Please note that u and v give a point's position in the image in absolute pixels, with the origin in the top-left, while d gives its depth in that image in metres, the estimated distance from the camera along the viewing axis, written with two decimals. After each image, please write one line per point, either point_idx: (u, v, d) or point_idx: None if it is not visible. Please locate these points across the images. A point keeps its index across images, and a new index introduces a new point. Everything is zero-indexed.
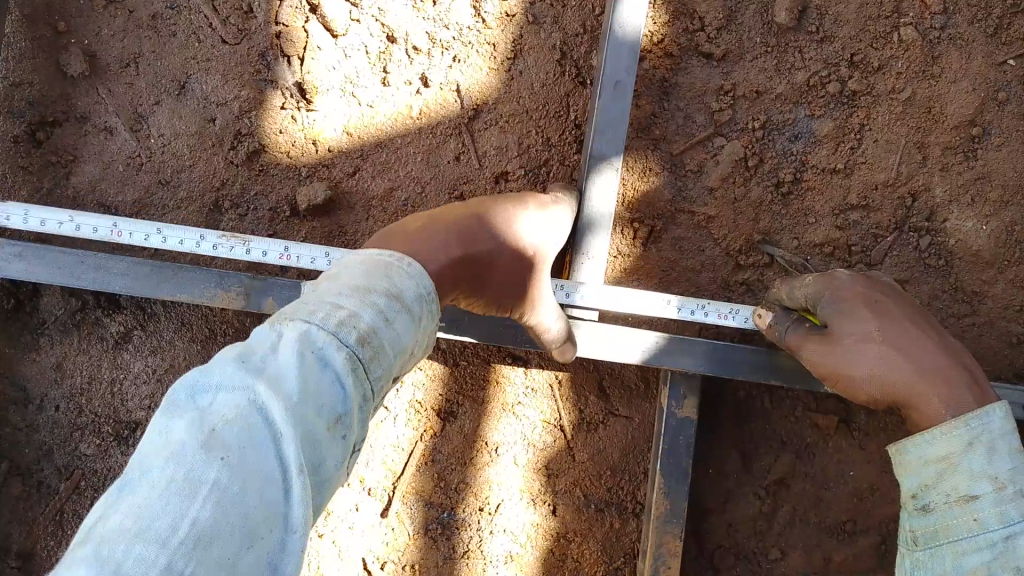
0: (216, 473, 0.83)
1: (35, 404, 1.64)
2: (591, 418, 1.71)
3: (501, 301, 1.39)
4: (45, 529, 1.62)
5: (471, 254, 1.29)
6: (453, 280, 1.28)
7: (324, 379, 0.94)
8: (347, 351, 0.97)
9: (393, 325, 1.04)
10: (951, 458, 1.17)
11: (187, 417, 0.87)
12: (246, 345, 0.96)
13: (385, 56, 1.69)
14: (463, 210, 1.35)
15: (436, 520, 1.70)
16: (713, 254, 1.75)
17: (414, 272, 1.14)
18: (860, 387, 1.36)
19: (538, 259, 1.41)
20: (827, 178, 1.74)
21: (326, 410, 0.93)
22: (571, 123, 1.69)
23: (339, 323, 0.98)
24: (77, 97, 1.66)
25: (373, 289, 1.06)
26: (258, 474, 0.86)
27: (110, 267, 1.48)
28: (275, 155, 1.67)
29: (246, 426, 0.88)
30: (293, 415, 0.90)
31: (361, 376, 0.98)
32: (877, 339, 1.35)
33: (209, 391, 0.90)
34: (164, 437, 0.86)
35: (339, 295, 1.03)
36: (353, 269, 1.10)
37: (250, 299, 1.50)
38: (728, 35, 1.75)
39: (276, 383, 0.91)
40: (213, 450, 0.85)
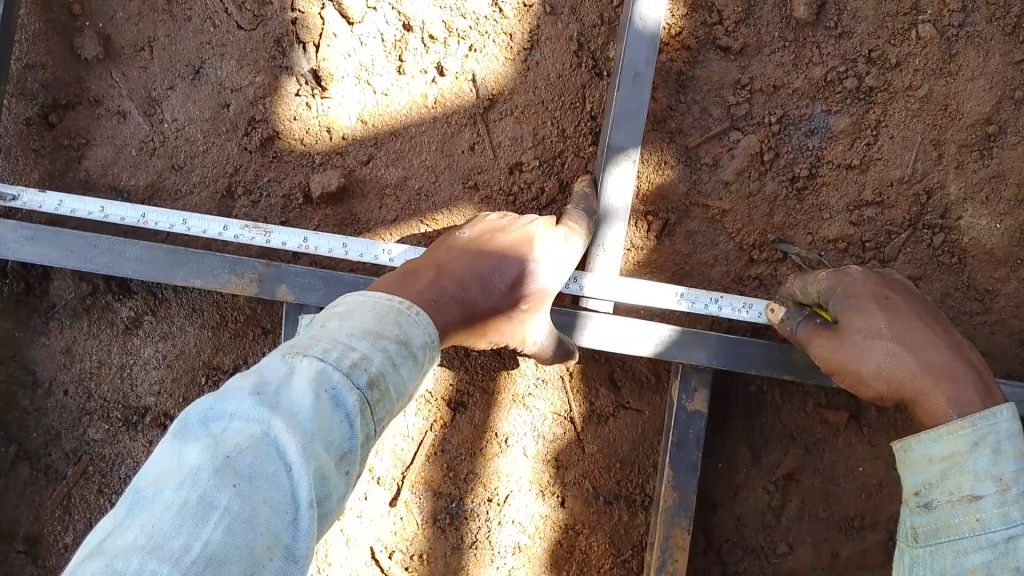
0: (227, 500, 0.87)
1: (44, 388, 1.62)
2: (602, 410, 1.70)
3: (496, 339, 1.41)
4: (53, 514, 1.61)
5: (471, 309, 1.30)
6: (454, 329, 1.29)
7: (335, 418, 0.97)
8: (357, 394, 1.00)
9: (400, 369, 1.07)
10: (956, 457, 1.16)
11: (201, 442, 0.91)
12: (259, 375, 0.99)
13: (400, 44, 1.68)
14: (468, 255, 1.36)
15: (445, 510, 1.70)
16: (727, 248, 1.74)
17: (423, 320, 1.15)
18: (867, 383, 1.35)
19: (538, 298, 1.41)
20: (841, 173, 1.74)
21: (334, 447, 0.97)
22: (587, 115, 1.68)
23: (352, 365, 1.01)
24: (91, 80, 1.65)
25: (384, 334, 1.08)
26: (267, 503, 0.89)
27: (123, 252, 1.48)
28: (289, 142, 1.66)
29: (258, 458, 0.91)
30: (305, 451, 0.93)
31: (366, 417, 1.02)
32: (885, 336, 1.33)
33: (222, 417, 0.94)
34: (180, 459, 0.90)
35: (351, 335, 1.05)
36: (365, 308, 1.13)
37: (262, 286, 1.49)
38: (745, 29, 1.74)
39: (290, 418, 0.94)
40: (226, 477, 0.88)
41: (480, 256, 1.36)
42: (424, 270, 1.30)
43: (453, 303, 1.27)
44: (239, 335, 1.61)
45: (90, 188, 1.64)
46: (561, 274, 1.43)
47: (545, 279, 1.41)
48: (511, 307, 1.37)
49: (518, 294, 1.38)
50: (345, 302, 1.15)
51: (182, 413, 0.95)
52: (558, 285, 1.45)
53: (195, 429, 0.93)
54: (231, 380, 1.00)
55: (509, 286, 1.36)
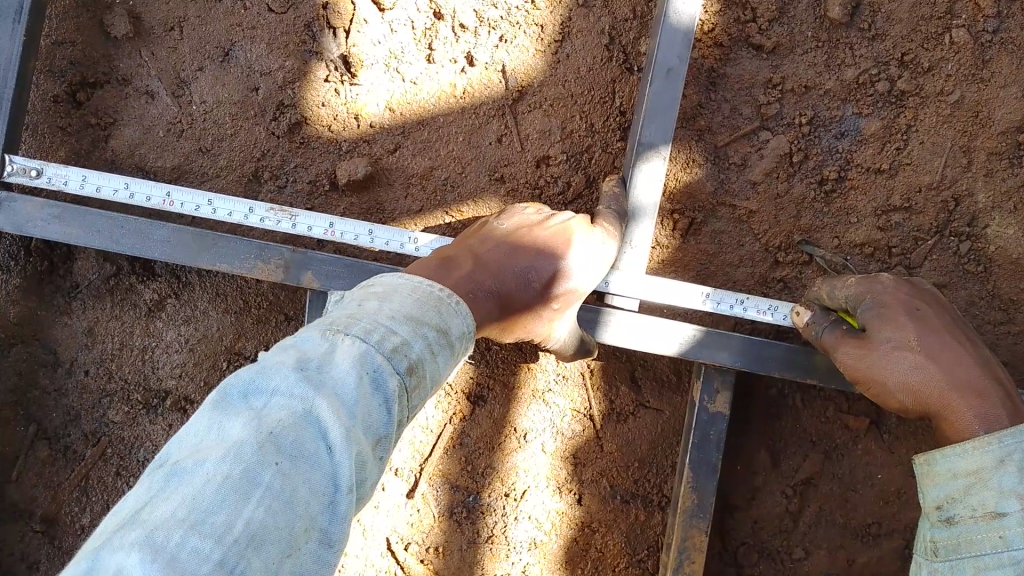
0: (269, 478, 0.88)
1: (64, 369, 1.62)
2: (621, 409, 1.70)
3: (523, 333, 1.40)
4: (69, 495, 1.61)
5: (505, 305, 1.30)
6: (487, 323, 1.28)
7: (374, 403, 0.98)
8: (397, 379, 1.00)
9: (437, 357, 1.07)
10: (981, 472, 1.15)
11: (243, 417, 0.92)
12: (301, 351, 0.99)
13: (431, 32, 1.66)
14: (505, 248, 1.36)
15: (462, 503, 1.70)
16: (753, 249, 1.73)
17: (461, 309, 1.15)
18: (891, 394, 1.34)
19: (568, 297, 1.40)
20: (870, 177, 1.72)
21: (371, 431, 0.97)
22: (616, 110, 1.67)
23: (393, 349, 1.01)
24: (120, 59, 1.64)
25: (425, 320, 1.07)
26: (306, 484, 0.90)
27: (149, 233, 1.47)
28: (317, 129, 1.65)
29: (300, 436, 0.91)
30: (345, 433, 0.93)
31: (404, 403, 1.02)
32: (913, 348, 1.33)
33: (264, 392, 0.95)
34: (222, 432, 0.91)
35: (392, 318, 1.05)
36: (406, 292, 1.12)
37: (288, 272, 1.48)
38: (779, 28, 1.73)
39: (333, 398, 0.94)
40: (268, 454, 0.89)
41: (520, 251, 1.36)
42: (462, 262, 1.29)
43: (491, 297, 1.27)
44: (263, 321, 1.60)
45: (116, 168, 1.63)
46: (593, 276, 1.42)
47: (576, 279, 1.40)
48: (543, 306, 1.37)
49: (551, 293, 1.38)
50: (384, 282, 1.14)
51: (223, 384, 0.96)
52: (588, 286, 1.43)
53: (236, 402, 0.94)
54: (271, 353, 1.01)
55: (544, 285, 1.36)
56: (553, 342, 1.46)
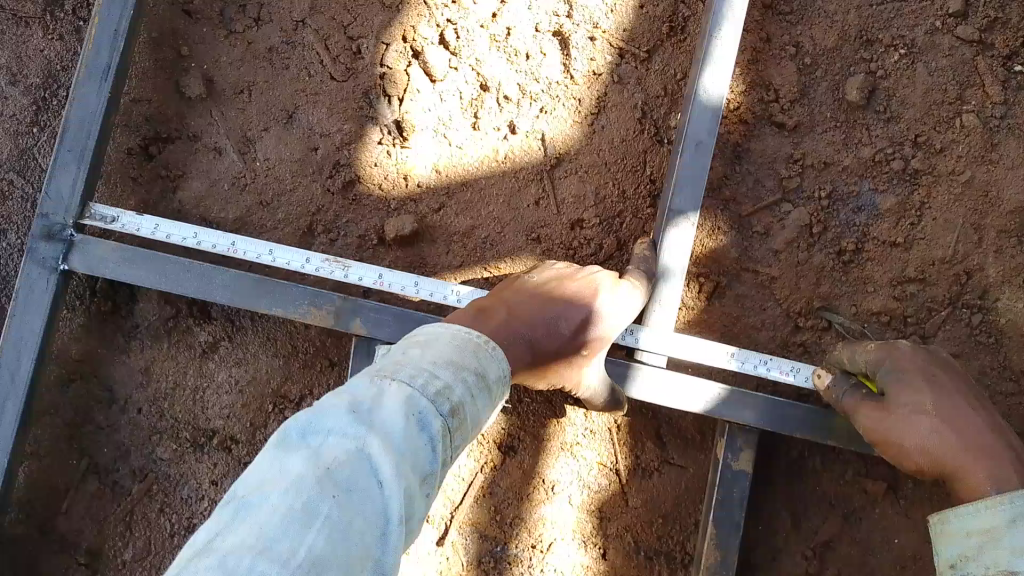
0: (327, 509, 0.95)
1: (119, 405, 1.71)
2: (647, 465, 1.76)
3: (556, 379, 1.47)
4: (115, 528, 1.68)
5: (537, 350, 1.39)
6: (520, 369, 1.37)
7: (421, 441, 1.06)
8: (441, 420, 1.09)
9: (476, 401, 1.16)
10: (995, 531, 1.19)
11: (302, 454, 1.01)
12: (353, 395, 1.08)
13: (477, 102, 1.80)
14: (535, 299, 1.45)
15: (490, 553, 1.76)
16: (775, 313, 1.82)
17: (497, 356, 1.24)
18: (909, 456, 1.41)
19: (598, 343, 1.48)
20: (886, 250, 1.82)
21: (418, 468, 1.05)
22: (647, 179, 1.78)
23: (437, 392, 1.10)
24: (192, 117, 1.77)
25: (465, 366, 1.16)
26: (361, 516, 0.97)
27: (214, 278, 1.57)
28: (369, 187, 1.77)
29: (354, 472, 0.99)
30: (395, 469, 1.01)
31: (447, 442, 1.10)
32: (929, 412, 1.40)
33: (321, 432, 1.03)
34: (284, 468, 0.99)
35: (435, 364, 1.14)
36: (445, 341, 1.21)
37: (339, 318, 1.58)
38: (800, 108, 1.86)
39: (383, 436, 1.03)
40: (326, 488, 0.97)
41: (550, 302, 1.44)
42: (497, 311, 1.38)
43: (523, 343, 1.35)
44: (308, 366, 1.69)
45: (181, 217, 1.75)
46: (622, 320, 1.51)
47: (606, 324, 1.49)
48: (573, 352, 1.45)
49: (581, 339, 1.46)
50: (425, 333, 1.24)
51: (283, 426, 1.05)
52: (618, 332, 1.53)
53: (295, 442, 1.03)
54: (325, 398, 1.10)
55: (573, 331, 1.44)
56: (585, 391, 1.52)
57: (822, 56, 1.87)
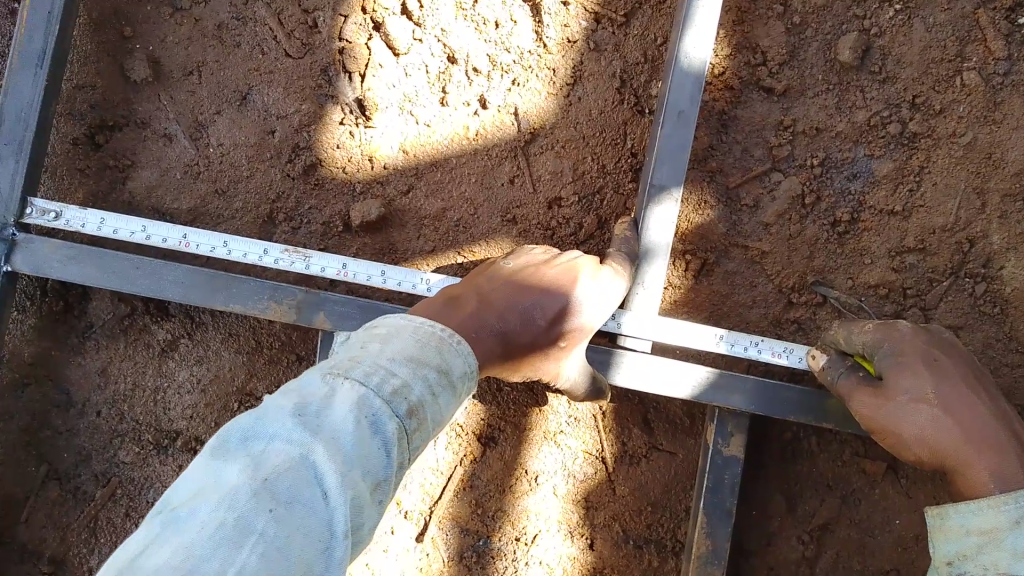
0: (263, 525, 0.88)
1: (77, 409, 1.64)
2: (634, 451, 1.68)
3: (533, 370, 1.38)
4: (79, 536, 1.61)
5: (508, 344, 1.28)
6: (491, 363, 1.27)
7: (373, 446, 0.97)
8: (397, 422, 1.00)
9: (438, 399, 1.07)
10: (996, 531, 1.13)
11: (241, 462, 0.92)
12: (300, 395, 0.99)
13: (444, 76, 1.69)
14: (510, 286, 1.34)
15: (472, 548, 1.68)
16: (766, 290, 1.72)
17: (464, 350, 1.14)
18: (907, 446, 1.32)
19: (578, 334, 1.37)
20: (883, 219, 1.72)
21: (370, 474, 0.97)
22: (628, 151, 1.67)
23: (393, 392, 1.01)
24: (139, 102, 1.67)
25: (426, 361, 1.07)
26: (302, 531, 0.90)
27: (165, 274, 1.48)
28: (331, 171, 1.67)
29: (296, 482, 0.91)
30: (342, 479, 0.94)
31: (404, 446, 1.02)
32: (930, 401, 1.30)
33: (262, 437, 0.95)
34: (219, 478, 0.91)
35: (394, 360, 1.05)
36: (406, 334, 1.12)
37: (301, 312, 1.49)
38: (790, 71, 1.74)
39: (330, 443, 0.94)
40: (262, 501, 0.89)
41: (525, 289, 1.34)
42: (467, 300, 1.28)
43: (492, 336, 1.25)
44: (274, 362, 1.61)
45: (131, 210, 1.65)
46: (604, 309, 1.39)
47: (586, 314, 1.37)
48: (549, 343, 1.34)
49: (559, 330, 1.35)
50: (386, 323, 1.15)
51: (222, 429, 0.96)
52: (597, 325, 1.42)
53: (234, 448, 0.94)
54: (272, 396, 1.01)
55: (550, 321, 1.33)
56: (559, 379, 1.43)
57: (812, 15, 1.75)
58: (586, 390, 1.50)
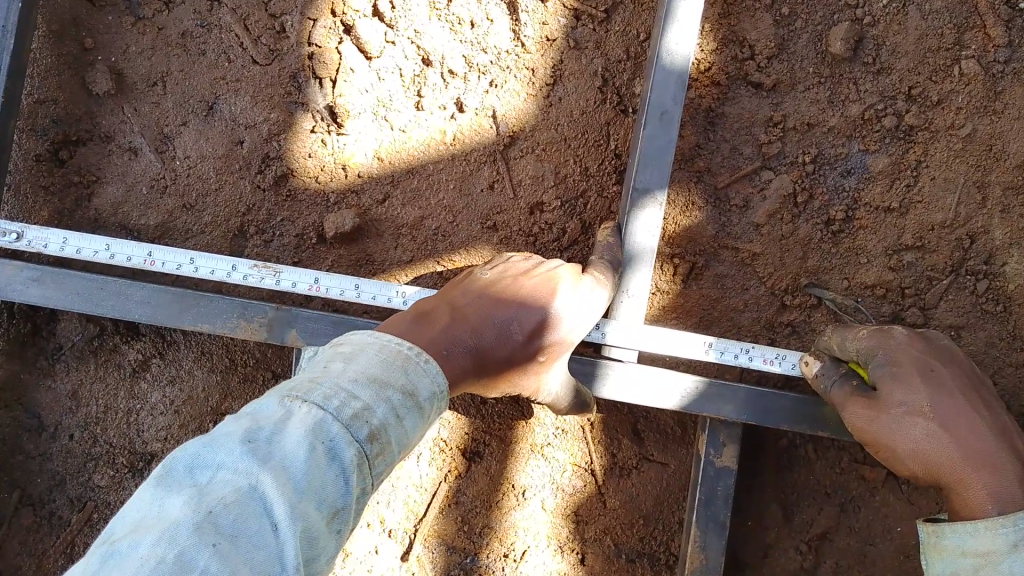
0: (206, 560, 0.83)
1: (49, 432, 1.61)
2: (624, 463, 1.63)
3: (513, 385, 1.32)
4: (56, 563, 1.58)
5: (484, 361, 1.22)
6: (466, 381, 1.21)
7: (329, 473, 0.93)
8: (356, 447, 0.95)
9: (403, 421, 1.02)
10: (992, 555, 1.12)
11: (185, 493, 0.88)
12: (254, 420, 0.95)
13: (419, 79, 1.62)
14: (486, 299, 1.28)
15: (459, 565, 1.64)
16: (758, 293, 1.66)
17: (432, 368, 1.09)
18: (902, 462, 1.28)
19: (559, 347, 1.32)
20: (879, 217, 1.65)
21: (325, 503, 0.92)
22: (611, 153, 1.61)
23: (352, 416, 0.96)
24: (103, 116, 1.62)
25: (390, 382, 1.03)
26: (248, 565, 0.85)
27: (130, 294, 1.45)
28: (304, 180, 1.62)
29: (242, 514, 0.87)
30: (293, 509, 0.89)
31: (364, 472, 0.97)
32: (926, 415, 1.25)
33: (210, 466, 0.90)
34: (162, 510, 0.86)
35: (355, 381, 1.00)
36: (371, 352, 1.07)
37: (272, 331, 1.44)
38: (779, 65, 1.67)
39: (281, 472, 0.90)
40: (205, 535, 0.84)
41: (501, 302, 1.28)
42: (439, 316, 1.22)
43: (466, 353, 1.19)
44: (248, 380, 1.58)
45: (98, 227, 1.61)
46: (586, 320, 1.34)
47: (566, 325, 1.31)
48: (528, 358, 1.29)
49: (538, 343, 1.29)
50: (350, 341, 1.10)
51: (169, 458, 0.92)
52: (579, 337, 1.37)
53: (180, 477, 0.90)
54: (225, 422, 0.97)
55: (528, 334, 1.27)
56: (540, 395, 1.38)
57: (801, 5, 1.67)
58: (569, 403, 1.44)
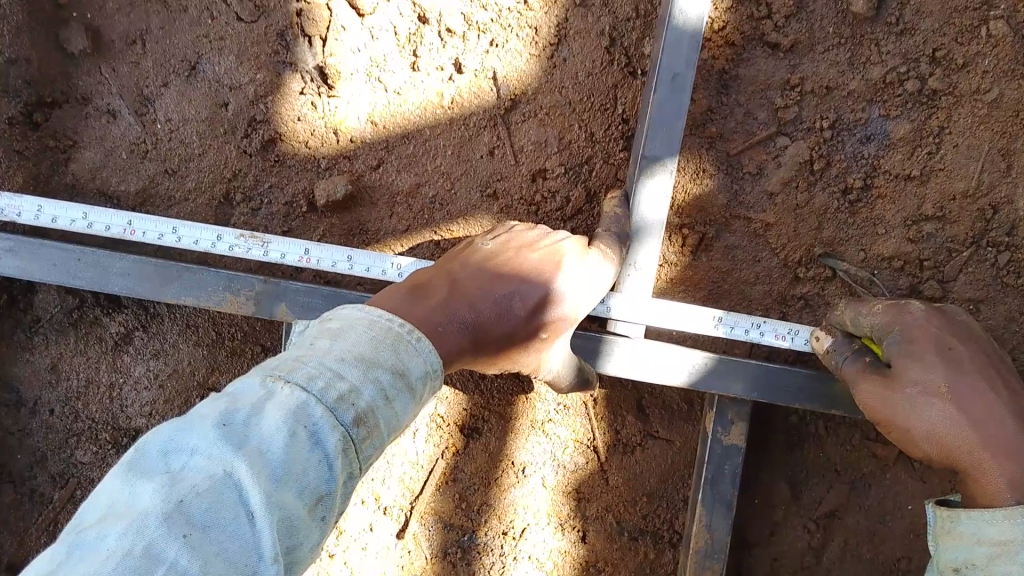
0: (176, 552, 0.77)
1: (28, 408, 1.55)
2: (628, 439, 1.56)
3: (512, 363, 1.25)
4: (38, 540, 1.54)
5: (482, 338, 1.15)
6: (462, 359, 1.14)
7: (311, 459, 0.86)
8: (340, 432, 0.89)
9: (393, 404, 0.95)
10: (1008, 545, 1.05)
11: (157, 480, 0.82)
12: (233, 401, 0.89)
13: (416, 37, 1.53)
14: (485, 273, 1.20)
15: (456, 543, 1.58)
16: (771, 265, 1.58)
17: (424, 348, 1.02)
18: (917, 444, 1.21)
19: (561, 325, 1.24)
20: (899, 185, 1.57)
21: (308, 490, 0.86)
22: (618, 118, 1.53)
23: (338, 398, 0.90)
24: (79, 76, 1.53)
25: (379, 362, 0.96)
26: (221, 556, 0.79)
27: (109, 266, 1.37)
28: (293, 145, 1.53)
29: (216, 503, 0.81)
30: (271, 498, 0.83)
31: (350, 457, 0.91)
32: (942, 395, 1.18)
33: (184, 451, 0.85)
34: (131, 498, 0.81)
35: (341, 361, 0.94)
36: (360, 328, 0.99)
37: (260, 304, 1.37)
38: (797, 24, 1.58)
39: (259, 458, 0.84)
40: (176, 525, 0.79)
41: (502, 276, 1.20)
42: (436, 289, 1.15)
43: (463, 330, 1.11)
44: (237, 354, 1.51)
45: (77, 193, 1.53)
46: (589, 295, 1.26)
47: (570, 303, 1.24)
48: (529, 336, 1.21)
49: (540, 321, 1.21)
50: (339, 316, 1.03)
51: (142, 441, 0.86)
52: (584, 313, 1.29)
53: (153, 462, 0.84)
54: (203, 404, 0.90)
55: (530, 311, 1.19)
56: (543, 374, 1.32)
57: None
58: (572, 381, 1.38)
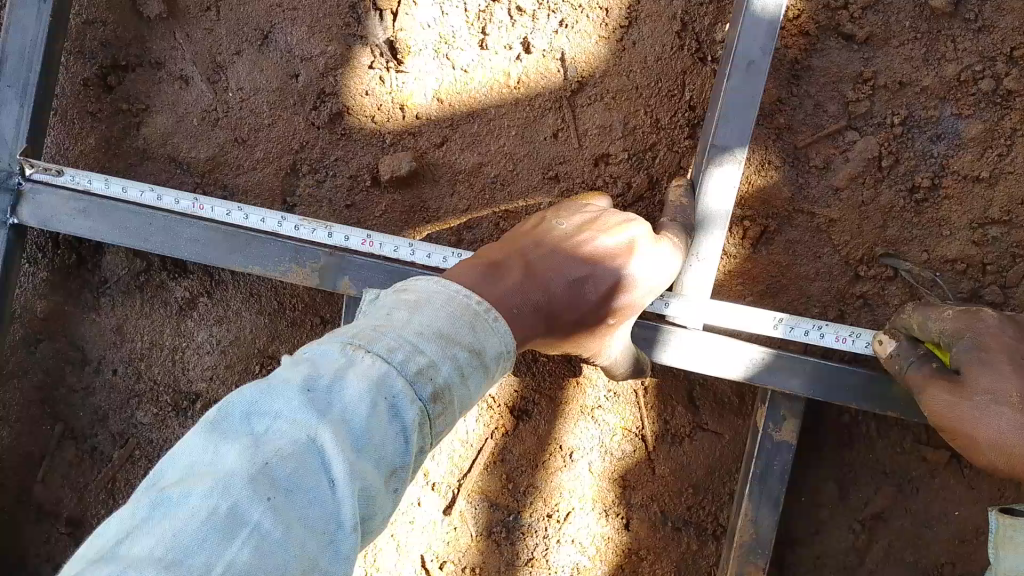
0: (260, 515, 0.78)
1: (93, 366, 1.60)
2: (676, 430, 1.58)
3: (575, 344, 1.25)
4: (97, 497, 1.59)
5: (552, 317, 1.15)
6: (528, 338, 1.13)
7: (390, 432, 0.86)
8: (418, 407, 0.88)
9: (468, 381, 0.94)
10: None
11: (240, 442, 0.82)
12: (313, 366, 0.88)
13: (485, 15, 1.53)
14: (557, 253, 1.19)
15: (501, 523, 1.61)
16: (832, 262, 1.57)
17: (500, 328, 0.99)
18: (981, 453, 1.19)
19: (627, 310, 1.24)
20: (967, 186, 1.53)
21: (384, 462, 0.86)
22: (684, 105, 1.50)
23: (417, 372, 0.88)
24: (153, 40, 1.56)
25: (457, 338, 0.93)
26: (302, 522, 0.80)
27: (178, 233, 1.40)
28: (360, 119, 1.54)
29: (299, 469, 0.81)
30: (352, 467, 0.83)
31: (424, 431, 0.90)
32: (1013, 404, 1.16)
33: (267, 415, 0.84)
34: (215, 457, 0.81)
35: (420, 334, 0.92)
36: (438, 301, 0.97)
37: (324, 278, 1.39)
38: (874, 16, 1.55)
39: (340, 427, 0.83)
40: (260, 488, 0.79)
41: (575, 258, 1.19)
42: (511, 267, 1.14)
43: (535, 310, 1.11)
44: (297, 323, 1.53)
45: (147, 157, 1.56)
46: (659, 280, 1.25)
47: (639, 291, 1.23)
48: (596, 321, 1.22)
49: (608, 307, 1.21)
50: (417, 286, 1.00)
51: (224, 401, 0.85)
52: (651, 298, 1.28)
53: (235, 424, 0.84)
54: (282, 367, 0.89)
55: (601, 297, 1.19)
56: (603, 356, 1.31)
57: None
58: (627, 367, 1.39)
